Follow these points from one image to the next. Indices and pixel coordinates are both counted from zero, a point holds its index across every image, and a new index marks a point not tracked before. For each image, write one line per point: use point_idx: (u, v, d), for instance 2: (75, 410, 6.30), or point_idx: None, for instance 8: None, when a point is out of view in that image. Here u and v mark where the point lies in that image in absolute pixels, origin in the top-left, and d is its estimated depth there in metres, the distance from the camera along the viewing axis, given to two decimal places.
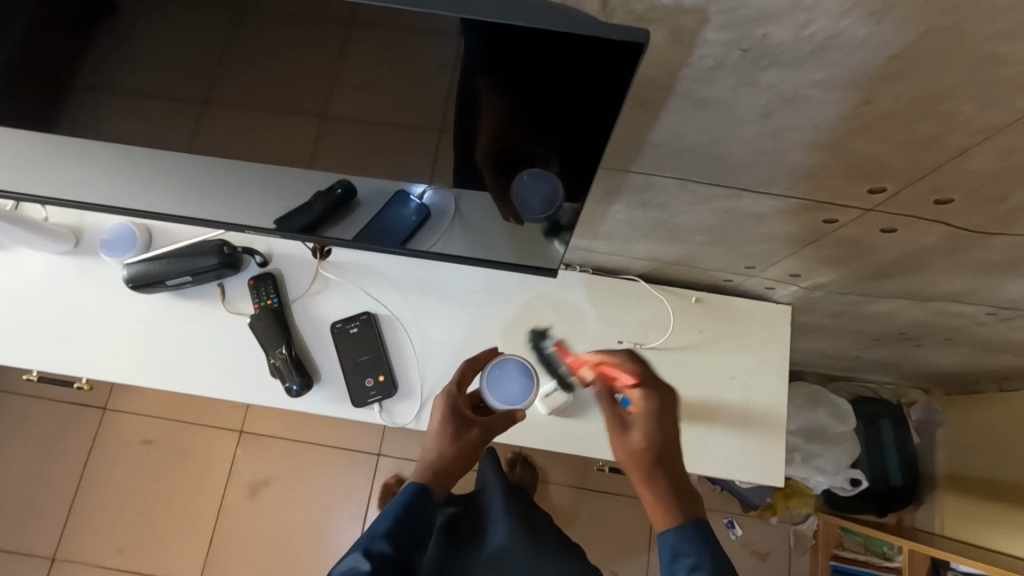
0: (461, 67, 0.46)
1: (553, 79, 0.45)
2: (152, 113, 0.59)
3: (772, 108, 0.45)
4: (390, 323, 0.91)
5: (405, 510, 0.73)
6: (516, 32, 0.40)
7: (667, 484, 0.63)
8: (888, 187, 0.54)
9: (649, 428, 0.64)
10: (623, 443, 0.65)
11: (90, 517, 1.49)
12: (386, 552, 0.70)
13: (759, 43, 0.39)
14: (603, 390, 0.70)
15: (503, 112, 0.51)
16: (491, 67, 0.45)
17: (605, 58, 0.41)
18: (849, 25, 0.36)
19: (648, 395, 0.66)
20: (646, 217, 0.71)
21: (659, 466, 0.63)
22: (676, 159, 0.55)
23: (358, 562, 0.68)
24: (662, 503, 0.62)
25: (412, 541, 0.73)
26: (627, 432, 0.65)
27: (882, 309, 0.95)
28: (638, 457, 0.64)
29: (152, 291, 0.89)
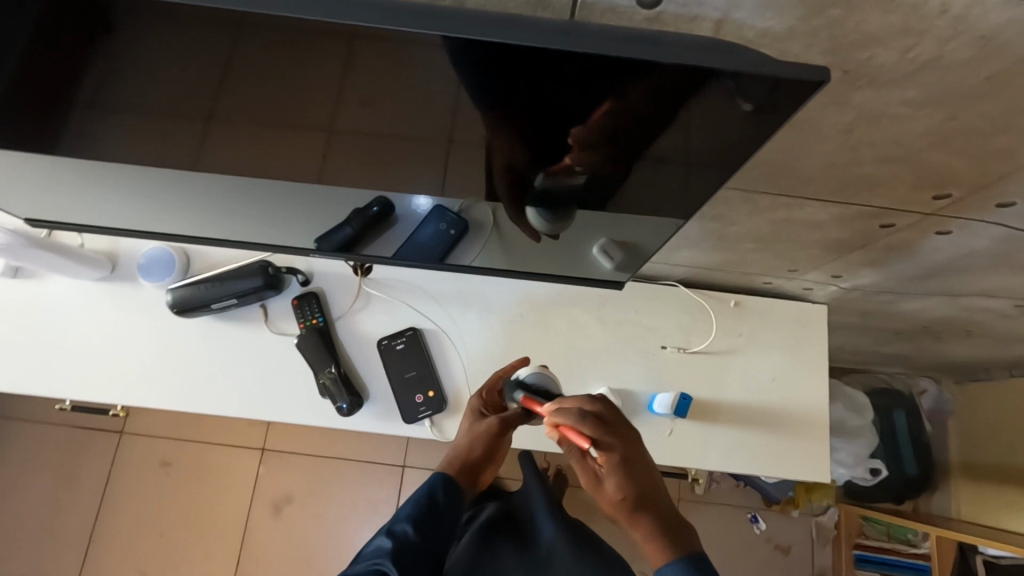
0: (462, 93, 0.45)
1: (551, 95, 0.43)
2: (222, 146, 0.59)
3: (857, 124, 0.47)
4: (436, 338, 0.91)
5: (426, 498, 0.77)
6: (507, 62, 0.40)
7: (654, 525, 0.63)
8: (952, 194, 0.56)
9: (621, 481, 0.61)
10: (603, 498, 0.63)
11: (111, 541, 1.46)
12: (410, 536, 0.73)
13: (861, 65, 0.40)
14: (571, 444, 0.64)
15: (512, 132, 0.49)
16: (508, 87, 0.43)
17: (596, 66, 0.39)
18: (953, 49, 0.38)
19: (614, 453, 0.62)
20: (700, 226, 0.72)
21: (639, 514, 0.62)
22: (747, 172, 0.56)
23: (383, 541, 0.72)
24: (653, 540, 0.63)
25: (435, 530, 0.75)
26: (601, 487, 0.62)
27: (912, 306, 0.98)
28: (620, 507, 0.62)
29: (193, 315, 0.88)
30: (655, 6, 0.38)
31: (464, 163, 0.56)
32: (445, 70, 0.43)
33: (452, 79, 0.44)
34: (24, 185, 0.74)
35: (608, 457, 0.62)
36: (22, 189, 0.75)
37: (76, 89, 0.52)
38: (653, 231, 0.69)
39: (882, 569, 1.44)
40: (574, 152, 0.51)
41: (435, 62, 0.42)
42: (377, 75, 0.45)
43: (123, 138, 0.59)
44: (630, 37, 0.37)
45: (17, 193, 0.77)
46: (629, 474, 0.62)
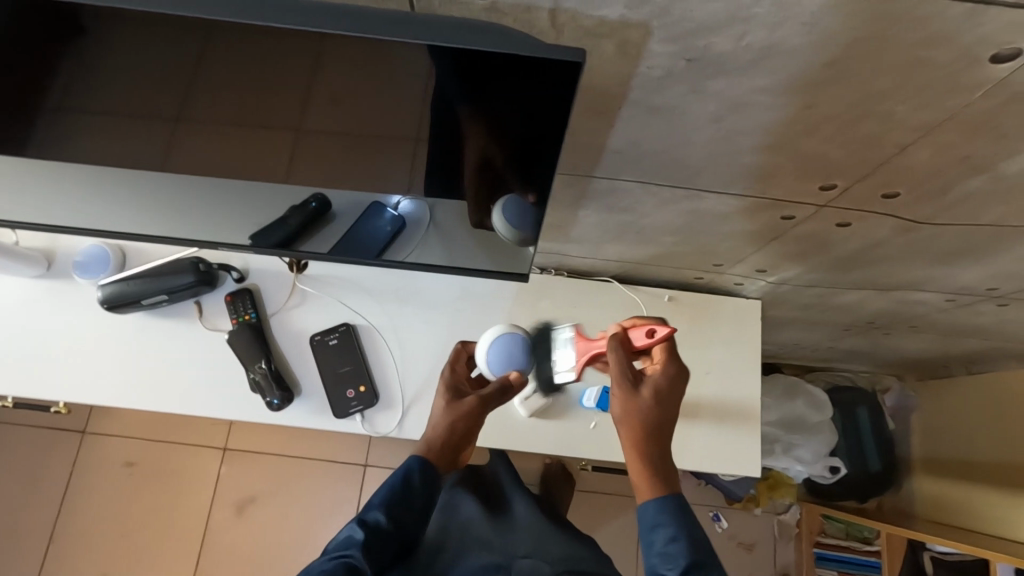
0: (444, 89, 0.46)
1: (514, 105, 0.46)
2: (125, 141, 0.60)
3: (721, 114, 0.47)
4: (370, 334, 0.92)
5: (401, 482, 0.73)
6: (490, 56, 0.41)
7: (658, 460, 0.62)
8: (838, 185, 0.57)
9: (657, 389, 0.64)
10: (632, 403, 0.63)
11: (73, 542, 1.47)
12: (380, 524, 0.71)
13: (702, 53, 0.41)
14: (621, 347, 0.67)
15: (471, 142, 0.52)
16: (362, 83, 0.47)
17: (559, 77, 0.42)
18: (783, 36, 0.38)
19: (670, 360, 0.65)
20: (614, 219, 0.73)
21: (653, 440, 0.62)
22: (637, 163, 0.57)
23: (353, 532, 0.70)
24: (649, 475, 0.62)
25: (408, 513, 0.73)
26: (638, 389, 0.64)
27: (847, 300, 0.98)
28: (638, 421, 0.62)
29: (126, 311, 0.89)
30: None
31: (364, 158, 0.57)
32: (426, 72, 0.45)
33: (432, 80, 0.45)
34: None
35: (663, 356, 0.66)
36: None
37: None
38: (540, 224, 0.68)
39: (839, 568, 1.43)
40: (523, 157, 0.53)
41: (422, 60, 0.43)
42: (358, 76, 0.46)
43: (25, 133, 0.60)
44: (464, 27, 0.41)
45: None
46: (667, 390, 0.64)
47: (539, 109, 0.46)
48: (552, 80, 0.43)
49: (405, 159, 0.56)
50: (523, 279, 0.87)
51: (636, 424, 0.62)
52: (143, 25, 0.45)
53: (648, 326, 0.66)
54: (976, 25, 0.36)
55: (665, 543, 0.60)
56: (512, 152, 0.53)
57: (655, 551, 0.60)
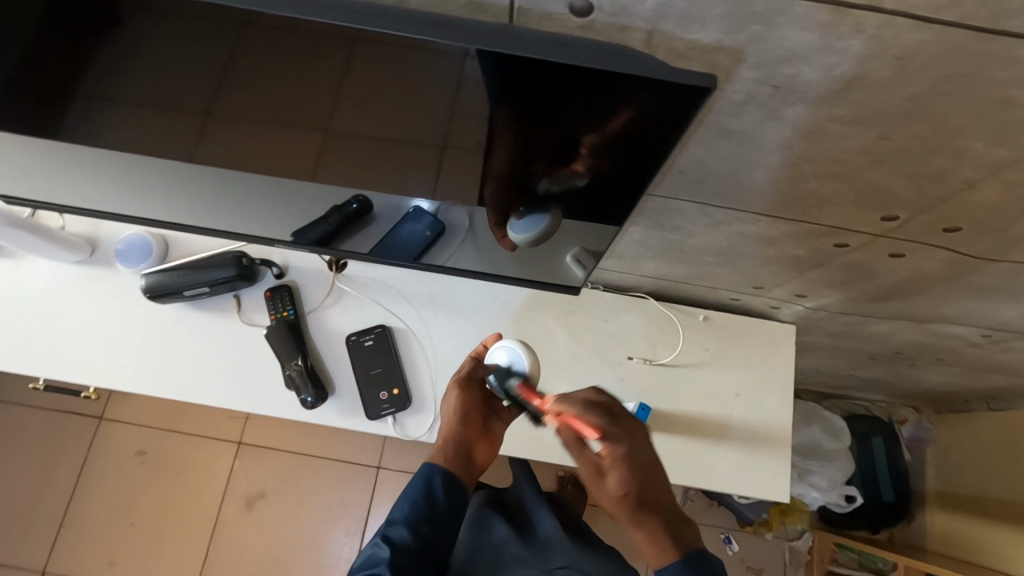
0: (517, 90, 0.44)
1: (577, 114, 0.46)
2: (171, 132, 0.60)
3: (795, 140, 0.48)
4: (405, 336, 0.92)
5: (426, 498, 0.74)
6: (559, 70, 0.40)
7: (660, 529, 0.62)
8: (898, 215, 0.57)
9: (627, 476, 0.61)
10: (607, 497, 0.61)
11: (82, 529, 1.46)
12: (406, 541, 0.72)
13: (788, 81, 0.41)
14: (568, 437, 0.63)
15: (526, 144, 0.51)
16: (421, 92, 0.48)
17: (631, 91, 0.41)
18: (873, 69, 0.39)
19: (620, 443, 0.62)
20: (661, 237, 0.73)
21: (646, 519, 0.61)
22: (698, 184, 0.57)
23: (379, 550, 0.71)
24: (655, 542, 0.62)
25: (433, 531, 0.74)
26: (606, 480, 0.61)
27: (880, 329, 0.98)
28: (622, 507, 0.61)
29: (166, 302, 0.90)
30: (585, 13, 0.40)
31: (429, 166, 0.58)
32: (481, 75, 0.43)
33: (485, 81, 0.44)
34: (9, 167, 0.77)
35: (616, 451, 0.61)
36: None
37: (51, 74, 0.55)
38: (596, 235, 0.67)
39: None
40: (562, 160, 0.53)
41: (486, 65, 0.42)
42: (417, 76, 0.46)
43: (68, 116, 0.59)
44: (552, 42, 0.40)
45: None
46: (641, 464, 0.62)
47: (622, 119, 0.45)
48: (621, 95, 0.42)
49: (475, 165, 0.56)
50: (574, 291, 0.89)
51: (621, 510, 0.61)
52: (201, 16, 0.45)
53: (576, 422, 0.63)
54: None
55: None
56: (555, 157, 0.51)
57: None
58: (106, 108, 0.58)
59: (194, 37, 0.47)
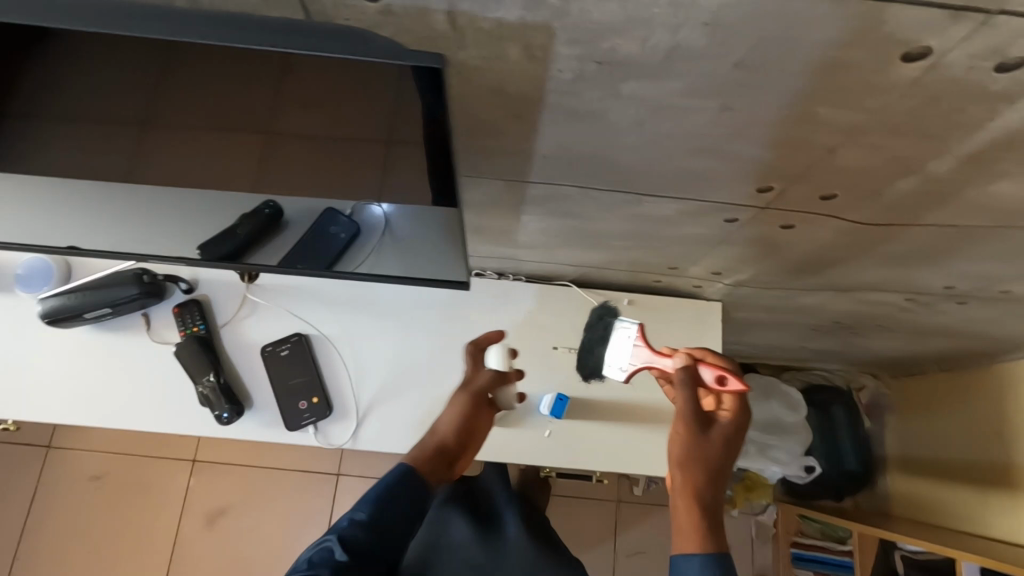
0: (276, 85, 0.42)
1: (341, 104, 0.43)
2: (97, 163, 0.54)
3: (641, 117, 0.46)
4: (323, 344, 0.89)
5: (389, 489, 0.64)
6: (297, 58, 0.38)
7: (713, 519, 0.54)
8: (775, 187, 0.55)
9: (727, 435, 0.57)
10: (695, 442, 0.56)
11: (38, 560, 1.43)
12: (361, 541, 0.60)
13: (610, 55, 0.39)
14: (689, 372, 0.59)
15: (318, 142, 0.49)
16: (344, 111, 0.44)
17: (377, 75, 0.40)
18: (688, 37, 0.37)
19: (742, 406, 0.58)
20: (558, 224, 0.71)
21: (712, 496, 0.55)
22: (569, 168, 0.55)
23: (332, 551, 0.59)
24: (700, 530, 0.53)
25: (393, 530, 0.63)
26: (705, 431, 0.57)
27: (810, 301, 0.97)
28: (699, 464, 0.55)
29: (71, 326, 0.86)
30: None
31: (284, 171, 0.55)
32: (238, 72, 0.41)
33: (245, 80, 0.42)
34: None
35: (733, 406, 0.59)
36: None
37: None
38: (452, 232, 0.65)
39: (817, 568, 1.43)
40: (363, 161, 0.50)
41: (233, 62, 0.40)
42: (348, 95, 0.43)
43: None
44: (291, 31, 0.38)
45: None
46: (733, 446, 0.57)
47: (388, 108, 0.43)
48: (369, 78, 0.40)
49: (330, 170, 0.53)
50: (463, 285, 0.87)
51: (694, 467, 0.55)
52: (109, 48, 0.41)
53: (722, 371, 0.58)
54: (879, 23, 0.34)
55: None
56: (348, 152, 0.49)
57: None
58: (31, 133, 0.51)
59: (111, 75, 0.43)
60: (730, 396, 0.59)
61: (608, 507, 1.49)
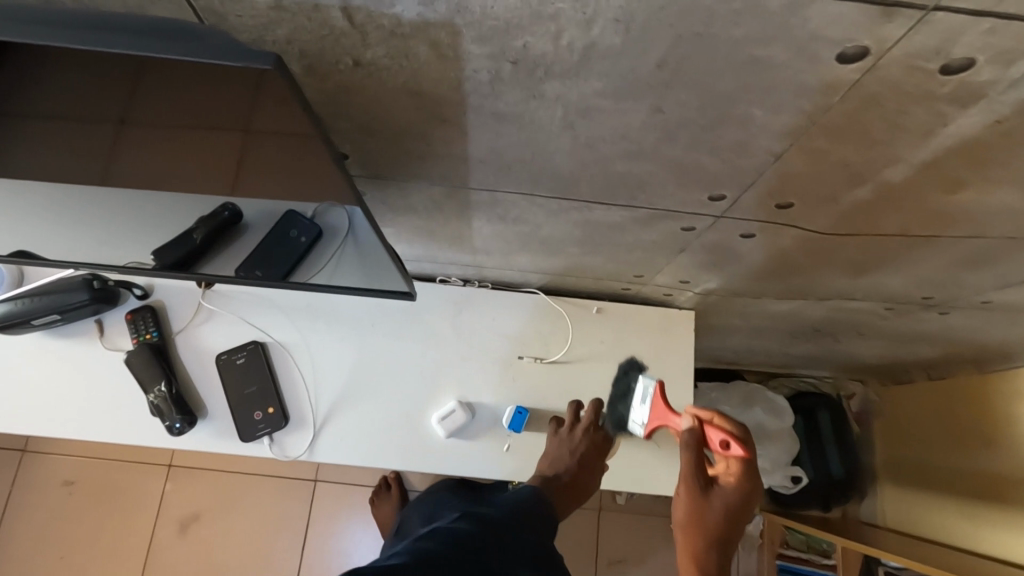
0: (122, 90, 0.38)
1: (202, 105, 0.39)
2: (31, 162, 0.51)
3: (570, 121, 0.43)
4: (280, 352, 0.87)
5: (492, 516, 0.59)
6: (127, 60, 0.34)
7: None
8: (726, 194, 0.52)
9: (728, 507, 0.56)
10: (692, 511, 0.56)
11: (10, 567, 1.42)
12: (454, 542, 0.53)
13: (523, 55, 0.36)
14: (693, 436, 0.59)
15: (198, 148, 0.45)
16: (307, 118, 0.39)
17: (224, 77, 0.35)
18: (602, 35, 0.34)
19: (752, 477, 0.56)
20: (510, 231, 0.68)
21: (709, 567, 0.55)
22: (507, 174, 0.53)
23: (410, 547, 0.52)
24: None
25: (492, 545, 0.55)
26: (705, 501, 0.56)
27: (785, 308, 0.94)
28: (696, 535, 0.56)
29: (20, 332, 0.84)
30: None
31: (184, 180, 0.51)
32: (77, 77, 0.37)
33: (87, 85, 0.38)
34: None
35: (738, 473, 0.57)
36: None
37: None
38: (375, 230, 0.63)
39: None
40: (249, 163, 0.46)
41: (66, 66, 0.36)
42: (262, 99, 0.38)
43: None
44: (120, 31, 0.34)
45: None
46: (741, 512, 0.56)
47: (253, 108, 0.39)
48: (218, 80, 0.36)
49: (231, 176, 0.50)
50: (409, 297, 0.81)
51: (692, 537, 0.56)
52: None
53: (725, 437, 0.58)
54: (803, 19, 0.31)
55: None
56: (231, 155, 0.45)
57: None
58: None
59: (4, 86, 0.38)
60: (738, 461, 0.57)
61: (588, 516, 1.46)
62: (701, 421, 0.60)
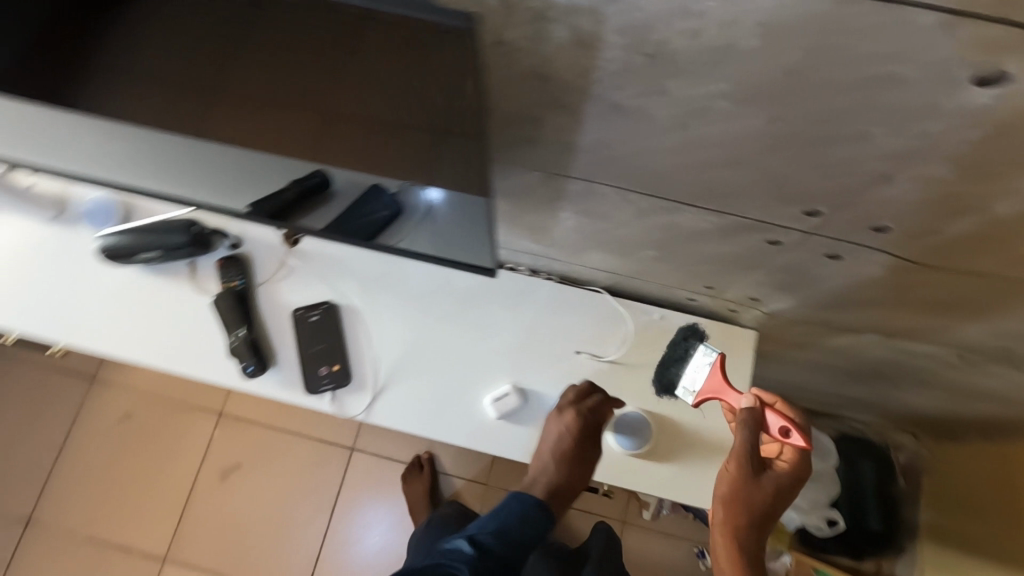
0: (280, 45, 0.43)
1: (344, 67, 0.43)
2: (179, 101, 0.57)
3: (685, 119, 0.45)
4: (351, 315, 0.91)
5: (516, 518, 0.76)
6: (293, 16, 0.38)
7: (752, 556, 0.66)
8: (821, 211, 0.53)
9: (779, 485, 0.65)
10: (749, 487, 0.65)
11: (66, 485, 1.52)
12: (489, 544, 0.74)
13: (659, 49, 0.39)
14: (757, 419, 0.64)
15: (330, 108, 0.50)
16: (436, 91, 0.42)
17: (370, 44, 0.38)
18: (740, 36, 0.36)
19: (801, 462, 0.66)
20: (591, 225, 0.70)
21: (753, 535, 0.65)
22: (608, 166, 0.55)
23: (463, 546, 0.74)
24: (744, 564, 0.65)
25: (511, 549, 0.74)
26: (761, 479, 0.65)
27: (847, 342, 0.93)
28: (750, 508, 0.65)
29: (124, 264, 0.91)
30: None
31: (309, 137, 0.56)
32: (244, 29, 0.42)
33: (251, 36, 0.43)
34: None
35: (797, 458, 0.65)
36: None
37: None
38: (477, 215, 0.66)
39: None
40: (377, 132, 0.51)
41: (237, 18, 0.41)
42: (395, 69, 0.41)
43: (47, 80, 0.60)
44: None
45: None
46: (784, 491, 0.66)
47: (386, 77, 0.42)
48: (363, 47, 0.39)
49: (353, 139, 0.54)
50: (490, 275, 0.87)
51: (743, 509, 0.65)
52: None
53: (786, 425, 0.64)
54: (946, 40, 0.32)
55: None
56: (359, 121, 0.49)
57: None
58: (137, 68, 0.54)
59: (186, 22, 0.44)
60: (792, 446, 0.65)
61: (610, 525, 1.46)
62: (761, 403, 0.65)
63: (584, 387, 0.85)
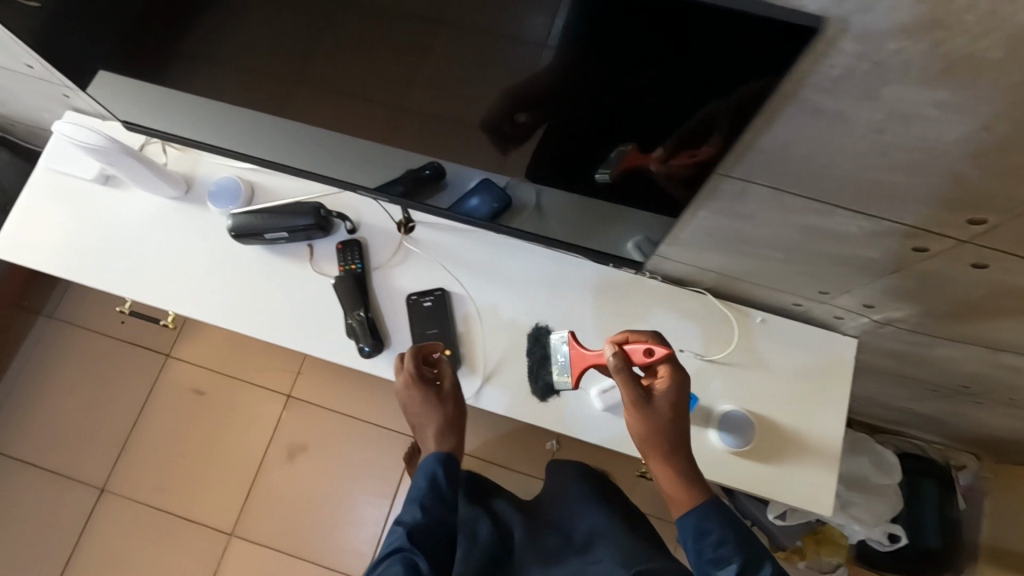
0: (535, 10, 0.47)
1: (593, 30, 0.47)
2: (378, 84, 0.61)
3: (887, 124, 0.48)
4: (462, 302, 0.95)
5: (431, 479, 0.79)
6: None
7: (688, 471, 0.73)
8: (988, 220, 0.55)
9: (670, 398, 0.73)
10: (646, 417, 0.72)
11: (138, 455, 1.57)
12: (419, 519, 0.75)
13: (892, 56, 0.42)
14: (624, 362, 0.74)
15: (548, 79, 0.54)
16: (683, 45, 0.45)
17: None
18: (983, 47, 0.39)
19: (677, 374, 0.74)
20: (728, 225, 0.73)
21: (675, 454, 0.73)
22: (780, 167, 0.57)
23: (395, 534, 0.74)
24: (683, 483, 0.72)
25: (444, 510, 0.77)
26: (651, 405, 0.73)
27: (947, 356, 0.94)
28: (660, 435, 0.72)
29: (249, 243, 0.96)
30: None
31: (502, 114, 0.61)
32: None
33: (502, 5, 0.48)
34: (126, 86, 0.84)
35: (668, 373, 0.74)
36: (142, 100, 0.87)
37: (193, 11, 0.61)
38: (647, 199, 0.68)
39: None
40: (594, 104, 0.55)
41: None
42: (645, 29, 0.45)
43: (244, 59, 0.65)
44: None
45: (137, 104, 0.88)
46: (681, 402, 0.74)
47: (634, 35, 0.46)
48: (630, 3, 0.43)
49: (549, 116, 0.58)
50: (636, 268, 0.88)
51: (656, 436, 0.72)
52: None
53: (648, 347, 0.74)
54: None
55: (714, 549, 0.69)
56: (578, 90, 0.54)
57: (706, 558, 0.69)
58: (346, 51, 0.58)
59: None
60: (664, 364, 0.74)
61: None
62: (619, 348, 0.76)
63: (416, 348, 0.87)
